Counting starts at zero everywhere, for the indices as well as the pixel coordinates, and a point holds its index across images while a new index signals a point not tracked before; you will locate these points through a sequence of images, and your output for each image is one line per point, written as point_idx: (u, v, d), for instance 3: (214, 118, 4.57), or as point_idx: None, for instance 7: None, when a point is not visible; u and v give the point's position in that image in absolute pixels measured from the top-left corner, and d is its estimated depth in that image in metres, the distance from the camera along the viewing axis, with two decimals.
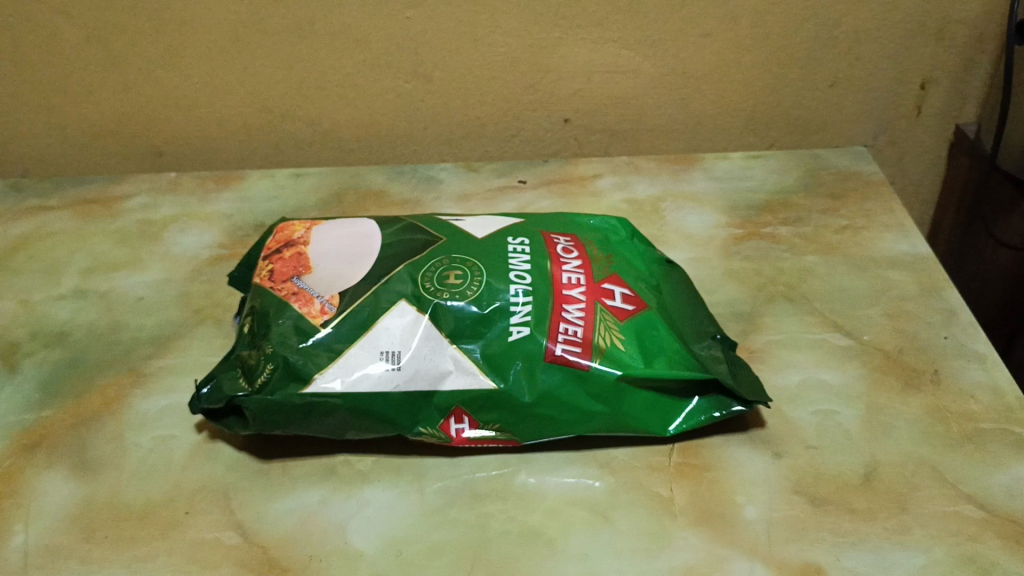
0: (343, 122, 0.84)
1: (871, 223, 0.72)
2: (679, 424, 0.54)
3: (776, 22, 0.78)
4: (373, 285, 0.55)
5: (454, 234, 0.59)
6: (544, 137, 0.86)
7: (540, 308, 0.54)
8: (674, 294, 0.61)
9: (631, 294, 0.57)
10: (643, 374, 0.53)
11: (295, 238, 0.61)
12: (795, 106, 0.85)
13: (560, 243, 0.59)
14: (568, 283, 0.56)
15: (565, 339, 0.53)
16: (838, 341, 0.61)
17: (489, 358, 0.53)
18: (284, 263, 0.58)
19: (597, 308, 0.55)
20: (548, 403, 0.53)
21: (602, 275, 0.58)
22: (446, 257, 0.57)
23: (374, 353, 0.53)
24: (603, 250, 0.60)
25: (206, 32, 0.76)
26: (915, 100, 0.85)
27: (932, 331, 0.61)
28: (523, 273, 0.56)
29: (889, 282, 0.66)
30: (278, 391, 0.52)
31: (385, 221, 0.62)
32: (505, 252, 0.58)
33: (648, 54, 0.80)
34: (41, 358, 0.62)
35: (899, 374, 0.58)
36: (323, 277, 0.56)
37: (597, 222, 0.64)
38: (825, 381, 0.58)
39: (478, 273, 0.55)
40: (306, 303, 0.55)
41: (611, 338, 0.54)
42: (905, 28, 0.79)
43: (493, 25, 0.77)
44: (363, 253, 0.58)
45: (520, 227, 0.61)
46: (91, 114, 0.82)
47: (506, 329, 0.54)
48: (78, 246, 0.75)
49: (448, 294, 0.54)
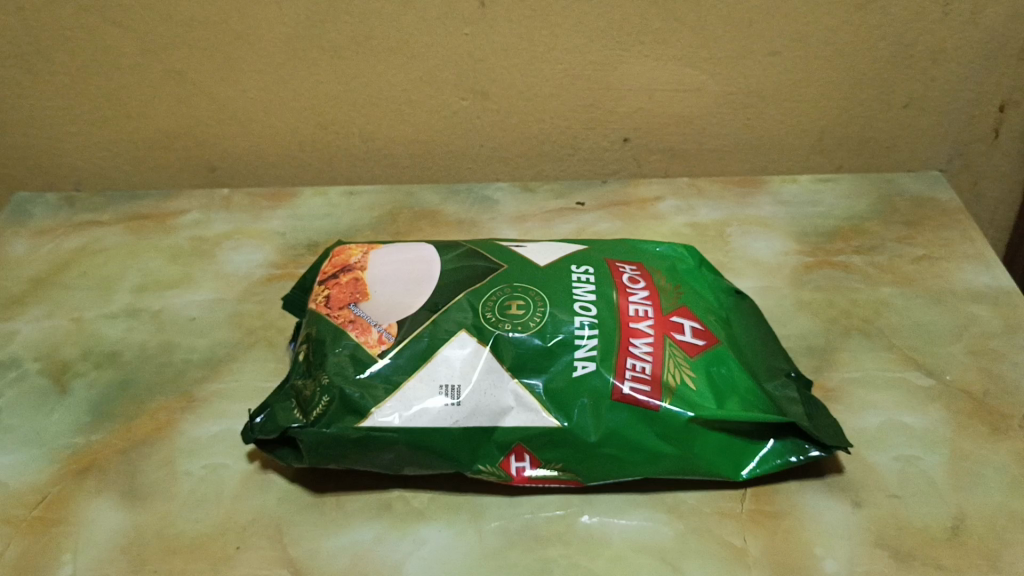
0: (397, 138, 0.82)
1: (950, 254, 0.69)
2: (753, 469, 0.51)
3: (847, 41, 0.75)
4: (432, 313, 0.53)
5: (516, 262, 0.57)
6: (603, 156, 0.84)
7: (606, 342, 0.52)
8: (745, 327, 0.58)
9: (701, 328, 0.55)
10: (715, 415, 0.51)
11: (352, 262, 0.59)
12: (866, 127, 0.81)
13: (626, 272, 0.57)
14: (635, 316, 0.54)
15: (632, 376, 0.51)
16: (918, 381, 0.58)
17: (553, 392, 0.51)
18: (340, 288, 0.56)
19: (666, 342, 0.53)
20: (614, 443, 0.50)
21: (670, 307, 0.55)
22: (507, 285, 0.55)
23: (433, 387, 0.51)
24: (671, 280, 0.58)
25: (263, 46, 0.76)
26: (993, 123, 0.81)
27: (1019, 371, 0.58)
28: (588, 304, 0.54)
29: (972, 318, 0.62)
30: (333, 424, 0.50)
31: (443, 245, 0.60)
32: (569, 281, 0.55)
33: (712, 73, 0.77)
34: (92, 378, 0.61)
35: (985, 419, 0.55)
36: (381, 304, 0.55)
37: (663, 248, 0.62)
38: (905, 424, 0.55)
39: (541, 302, 0.53)
40: (363, 332, 0.53)
41: (681, 375, 0.52)
42: (985, 47, 0.76)
43: (554, 42, 0.75)
44: (422, 280, 0.56)
45: (584, 254, 0.59)
46: (146, 127, 0.82)
47: (570, 363, 0.51)
48: (130, 262, 0.74)
49: (510, 325, 0.52)
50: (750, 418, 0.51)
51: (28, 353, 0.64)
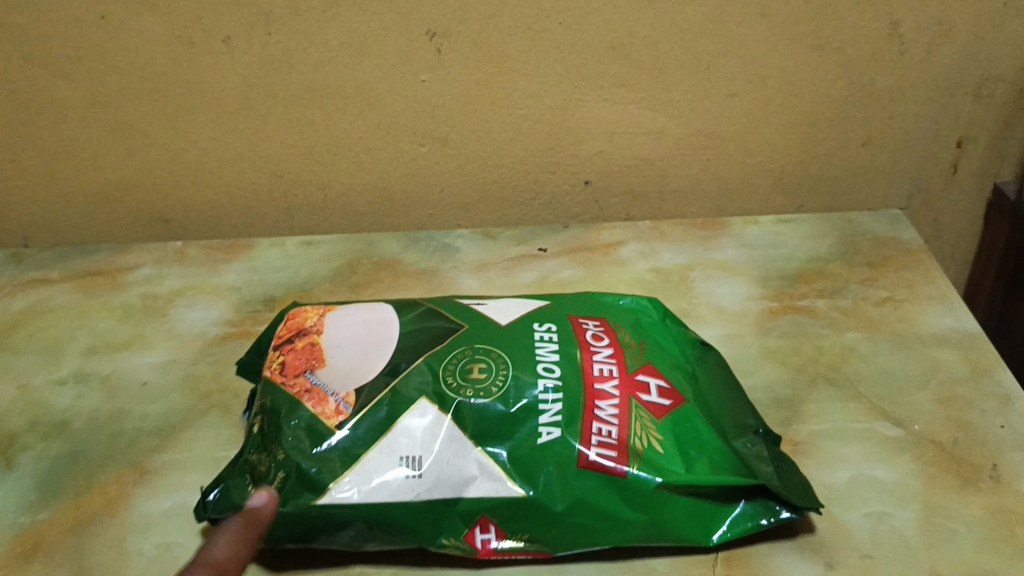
0: (355, 187, 0.81)
1: (913, 295, 0.69)
2: (722, 533, 0.50)
3: (806, 81, 0.75)
4: (391, 379, 0.52)
5: (476, 321, 0.56)
6: (564, 200, 0.83)
7: (570, 405, 0.51)
8: (711, 382, 0.57)
9: (667, 386, 0.54)
10: (684, 479, 0.49)
11: (308, 325, 0.57)
12: (826, 166, 0.81)
13: (589, 329, 0.56)
14: (600, 376, 0.53)
15: (598, 441, 0.50)
16: (887, 432, 0.57)
17: (517, 460, 0.49)
18: (296, 355, 0.55)
19: (632, 403, 0.52)
20: (581, 511, 0.49)
21: (635, 365, 0.54)
22: (468, 347, 0.53)
23: (393, 459, 0.49)
24: (636, 335, 0.57)
25: (215, 96, 0.74)
26: (951, 159, 0.81)
27: (987, 419, 0.58)
28: (552, 365, 0.52)
29: (938, 363, 0.62)
30: (289, 501, 0.48)
31: (403, 306, 0.59)
32: (532, 341, 0.54)
33: (672, 115, 0.77)
34: (39, 451, 0.59)
35: (955, 470, 0.54)
36: (339, 371, 0.53)
37: (627, 302, 0.61)
38: (876, 478, 0.54)
39: (504, 365, 0.52)
40: (319, 402, 0.51)
41: (648, 438, 0.51)
42: (941, 85, 0.76)
43: (512, 87, 0.74)
44: (382, 343, 0.54)
45: (546, 310, 0.58)
46: (96, 180, 0.80)
47: (535, 429, 0.50)
48: (79, 323, 0.71)
49: (472, 391, 0.51)
50: (720, 481, 0.50)
51: None
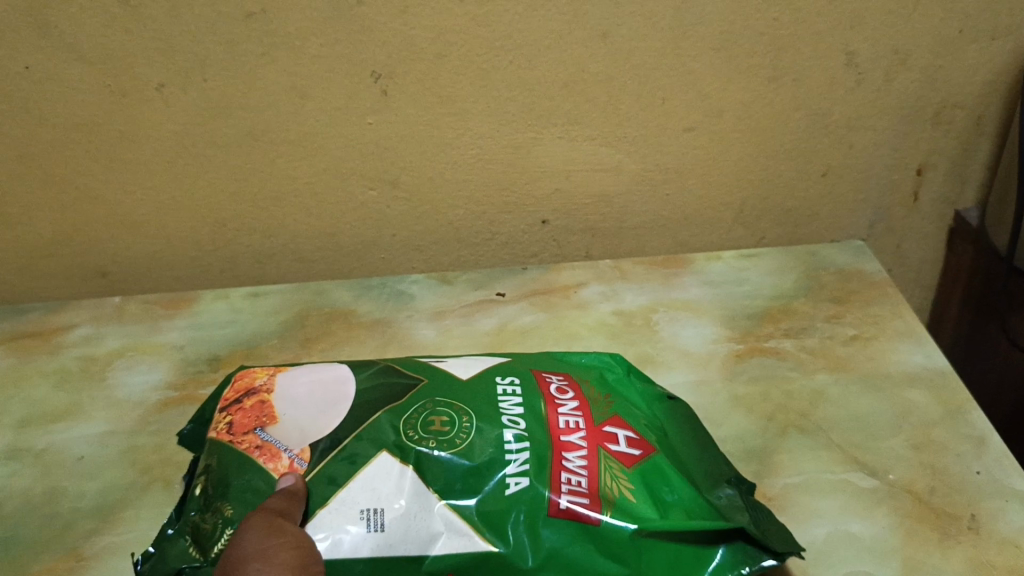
0: (304, 233, 0.77)
1: (881, 332, 0.67)
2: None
3: (763, 113, 0.73)
4: (341, 436, 0.48)
5: (437, 375, 0.53)
6: (522, 240, 0.80)
7: (537, 455, 0.48)
8: (681, 433, 0.55)
9: (636, 437, 0.51)
10: (659, 527, 0.47)
11: (257, 383, 0.54)
12: (787, 197, 0.80)
13: (553, 382, 0.54)
14: (565, 428, 0.50)
15: (569, 489, 0.47)
16: (862, 482, 0.55)
17: (482, 519, 0.46)
18: (244, 411, 0.51)
19: (601, 453, 0.49)
20: (555, 566, 0.45)
21: (602, 418, 0.52)
22: (428, 401, 0.50)
23: (352, 512, 0.45)
24: (601, 388, 0.55)
25: (151, 145, 0.71)
26: (912, 186, 0.80)
27: (963, 464, 0.56)
28: (516, 417, 0.50)
29: (910, 405, 0.60)
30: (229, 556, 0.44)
31: (358, 364, 0.55)
32: (494, 395, 0.51)
33: (629, 151, 0.74)
34: None
35: (934, 522, 0.52)
36: (291, 428, 0.49)
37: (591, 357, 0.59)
38: (853, 534, 0.52)
39: (468, 418, 0.49)
40: (272, 459, 0.47)
41: (619, 488, 0.48)
42: (900, 112, 0.75)
43: (463, 127, 0.72)
44: (337, 400, 0.51)
45: (507, 365, 0.55)
46: (28, 236, 0.76)
47: (502, 480, 0.47)
48: (12, 392, 0.67)
49: (435, 443, 0.48)
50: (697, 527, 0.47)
51: None
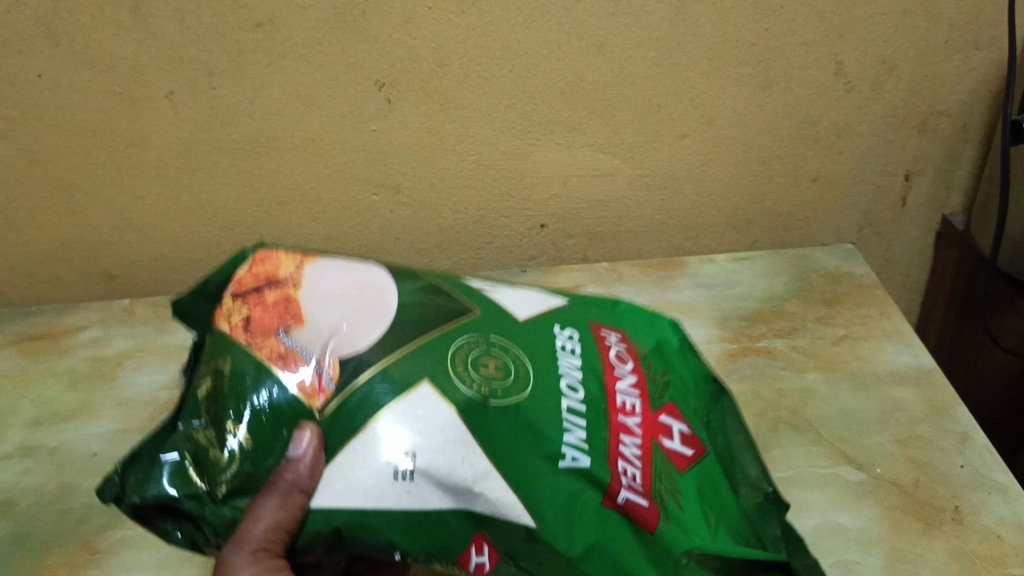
0: (308, 237, 0.79)
1: (870, 332, 0.69)
2: None
3: (755, 119, 0.75)
4: (380, 363, 0.41)
5: (492, 309, 0.47)
6: (520, 243, 0.82)
7: (597, 439, 0.43)
8: (723, 429, 0.54)
9: (687, 434, 0.48)
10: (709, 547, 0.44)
11: (280, 274, 0.47)
12: (779, 202, 0.82)
13: (612, 346, 0.49)
14: (623, 409, 0.46)
15: (628, 485, 0.43)
16: (850, 476, 0.57)
17: (525, 470, 0.41)
18: (265, 308, 0.44)
19: (655, 446, 0.46)
20: (595, 556, 0.41)
21: (659, 403, 0.48)
22: (482, 336, 0.44)
23: (376, 453, 0.40)
24: (658, 367, 0.51)
25: (159, 151, 0.72)
26: (900, 191, 0.82)
27: (947, 459, 0.58)
28: (576, 383, 0.44)
29: (896, 402, 0.63)
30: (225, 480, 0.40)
31: (401, 272, 0.48)
32: (553, 345, 0.46)
33: (624, 157, 0.77)
34: None
35: (919, 514, 0.54)
36: (322, 330, 0.43)
37: (649, 316, 0.55)
38: (841, 525, 0.54)
39: (524, 368, 0.43)
40: (295, 370, 0.41)
41: (672, 493, 0.45)
42: (887, 119, 0.77)
43: (463, 134, 0.74)
44: (370, 309, 0.44)
45: (564, 311, 0.50)
46: (37, 240, 0.77)
47: (559, 451, 0.42)
48: (22, 391, 0.69)
49: (490, 389, 0.42)
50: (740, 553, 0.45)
51: None
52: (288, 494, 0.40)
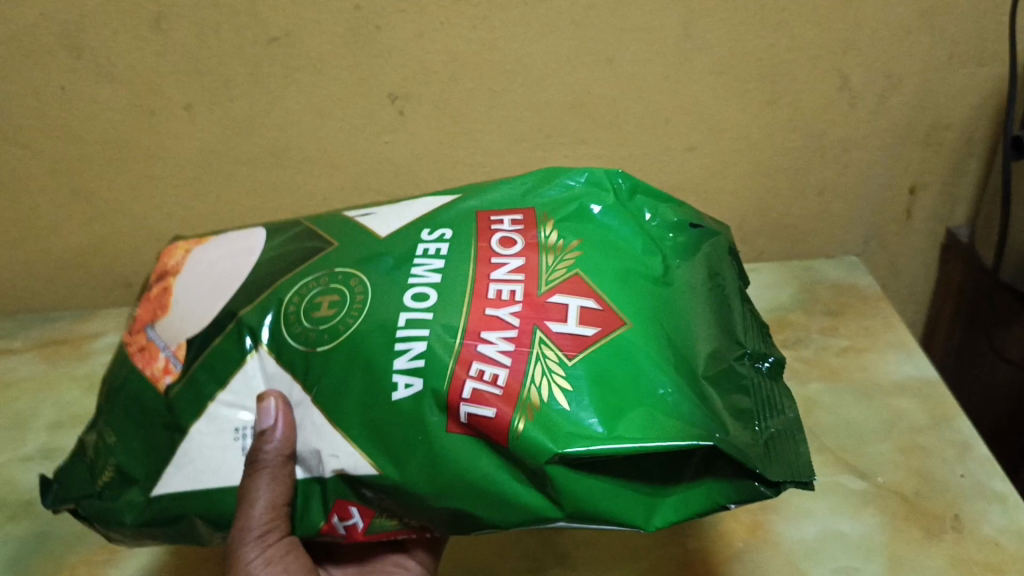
0: None
1: (873, 343, 0.70)
2: (670, 516, 0.39)
3: (761, 133, 0.77)
4: (238, 310, 0.44)
5: (352, 235, 0.47)
6: None
7: (443, 333, 0.40)
8: (688, 296, 0.44)
9: (596, 308, 0.41)
10: (598, 449, 0.37)
11: (171, 263, 0.50)
12: (785, 214, 0.84)
13: (499, 232, 0.45)
14: (495, 300, 0.41)
15: (480, 387, 0.39)
16: (852, 484, 0.58)
17: (397, 436, 0.39)
18: (148, 305, 0.49)
19: (535, 337, 0.40)
20: (459, 491, 0.39)
21: (551, 286, 0.42)
22: (325, 274, 0.44)
23: (226, 436, 0.43)
24: (568, 234, 0.45)
25: (177, 161, 0.75)
26: (905, 204, 0.83)
27: (947, 468, 0.59)
28: (426, 290, 0.42)
29: (898, 413, 0.64)
30: (130, 513, 0.43)
31: (278, 227, 0.50)
32: (415, 258, 0.44)
33: (631, 168, 0.78)
34: (6, 533, 0.59)
35: (919, 522, 0.55)
36: (174, 319, 0.46)
37: (562, 180, 0.49)
38: (842, 532, 0.55)
39: (362, 293, 0.43)
40: (149, 362, 0.45)
41: (549, 385, 0.39)
42: (892, 134, 0.78)
43: (474, 145, 0.76)
44: (224, 280, 0.47)
45: (443, 213, 0.47)
46: (58, 245, 0.80)
47: (389, 381, 0.40)
48: (44, 396, 0.71)
49: (326, 331, 0.42)
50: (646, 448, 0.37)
51: None
52: (277, 467, 0.41)
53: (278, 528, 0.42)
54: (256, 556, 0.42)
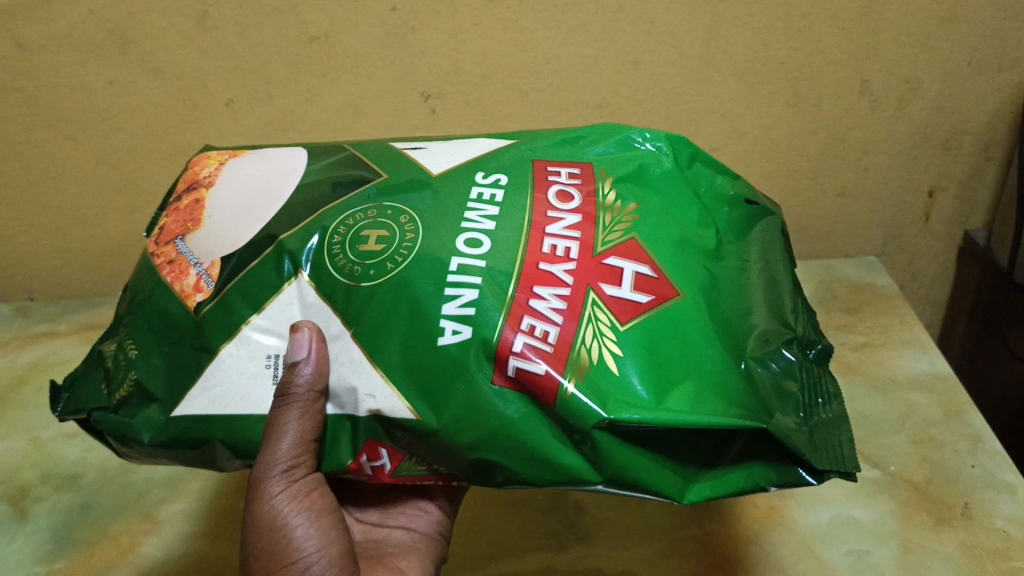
0: None
1: (890, 340, 0.72)
2: (706, 490, 0.40)
3: (781, 135, 0.79)
4: (279, 233, 0.42)
5: (402, 168, 0.45)
6: None
7: (496, 282, 0.39)
8: (739, 274, 0.45)
9: (650, 276, 0.41)
10: (647, 418, 0.37)
11: (202, 177, 0.48)
12: (805, 214, 0.86)
13: (556, 184, 0.45)
14: (550, 255, 0.41)
15: (531, 343, 0.38)
16: (865, 472, 0.60)
17: (440, 383, 0.38)
18: (177, 216, 0.46)
19: (589, 299, 0.40)
20: (498, 443, 0.38)
21: (607, 247, 0.42)
22: (374, 207, 0.43)
23: (258, 363, 0.41)
24: (625, 197, 0.45)
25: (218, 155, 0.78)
26: (923, 207, 0.85)
27: (959, 460, 0.61)
28: (480, 235, 0.41)
29: (912, 406, 0.65)
30: (148, 431, 0.42)
31: (320, 150, 0.49)
32: (467, 199, 0.43)
33: None
34: (52, 502, 0.63)
35: (930, 509, 0.57)
36: (211, 234, 0.44)
37: (623, 138, 0.49)
38: (855, 517, 0.57)
39: (412, 231, 0.41)
40: (180, 278, 0.43)
41: (601, 348, 0.39)
42: (912, 138, 0.80)
43: None
44: (264, 199, 0.45)
45: (497, 156, 0.46)
46: (101, 235, 0.84)
47: (437, 326, 0.39)
48: None
49: (372, 267, 0.40)
50: (694, 424, 0.37)
51: None
52: (308, 403, 0.40)
53: (303, 464, 0.42)
54: (280, 491, 0.42)
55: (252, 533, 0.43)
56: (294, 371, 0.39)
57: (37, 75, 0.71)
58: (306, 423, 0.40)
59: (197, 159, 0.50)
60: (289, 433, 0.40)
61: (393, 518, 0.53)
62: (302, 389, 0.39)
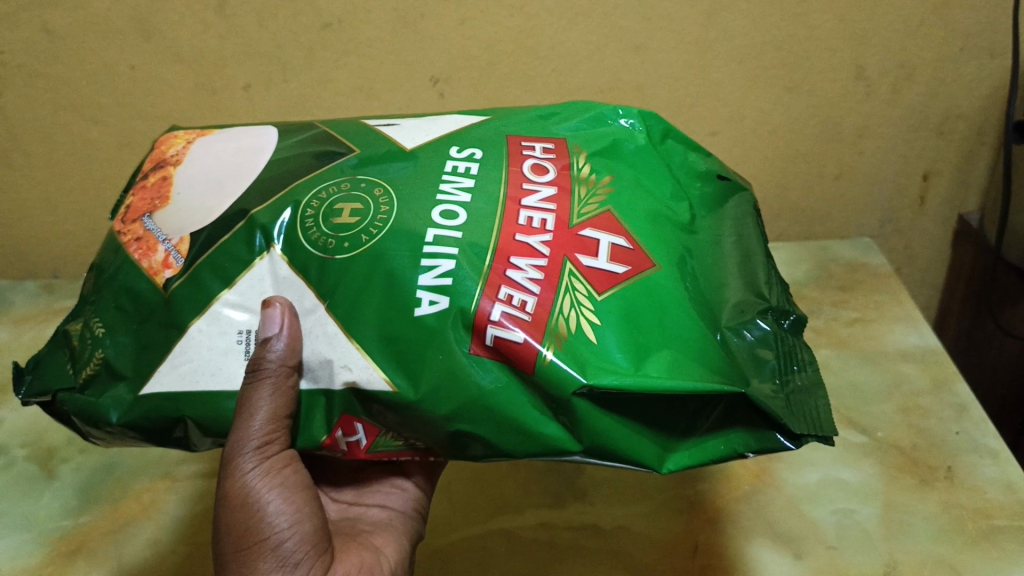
0: None
1: (881, 316, 0.75)
2: (687, 457, 0.42)
3: (778, 120, 0.81)
4: (251, 208, 0.44)
5: (374, 142, 0.48)
6: None
7: (473, 253, 0.41)
8: (713, 246, 0.47)
9: (626, 248, 0.43)
10: (626, 384, 0.39)
11: (169, 155, 0.49)
12: (802, 197, 0.88)
13: (531, 158, 0.47)
14: (526, 227, 0.43)
15: (509, 312, 0.40)
16: (853, 437, 0.63)
17: (416, 351, 0.40)
18: (145, 193, 0.48)
19: (566, 269, 0.42)
20: (477, 411, 0.40)
21: (583, 219, 0.44)
22: (348, 180, 0.45)
23: (229, 339, 0.43)
24: (599, 170, 0.47)
25: None
26: (918, 190, 0.87)
27: (944, 426, 0.63)
28: (455, 207, 0.43)
29: (902, 376, 0.68)
30: (115, 410, 0.43)
31: (288, 129, 0.51)
32: (441, 173, 0.45)
33: None
34: (77, 463, 0.67)
35: (914, 472, 0.60)
36: (181, 209, 0.46)
37: (596, 114, 0.51)
38: (842, 479, 0.60)
39: (386, 203, 0.43)
40: (147, 255, 0.45)
41: (579, 317, 0.41)
42: (906, 123, 0.82)
43: None
44: (233, 176, 0.46)
45: (471, 133, 0.48)
46: None
47: (414, 296, 0.41)
48: None
49: (347, 240, 0.42)
50: (678, 387, 0.39)
51: (15, 441, 0.69)
52: (282, 377, 0.41)
53: (278, 440, 0.43)
54: (253, 468, 0.43)
55: (224, 511, 0.44)
56: (268, 346, 0.40)
57: (64, 61, 0.75)
58: (279, 398, 0.41)
59: (164, 138, 0.51)
60: (263, 408, 0.41)
61: (369, 496, 0.55)
62: (274, 365, 0.41)
